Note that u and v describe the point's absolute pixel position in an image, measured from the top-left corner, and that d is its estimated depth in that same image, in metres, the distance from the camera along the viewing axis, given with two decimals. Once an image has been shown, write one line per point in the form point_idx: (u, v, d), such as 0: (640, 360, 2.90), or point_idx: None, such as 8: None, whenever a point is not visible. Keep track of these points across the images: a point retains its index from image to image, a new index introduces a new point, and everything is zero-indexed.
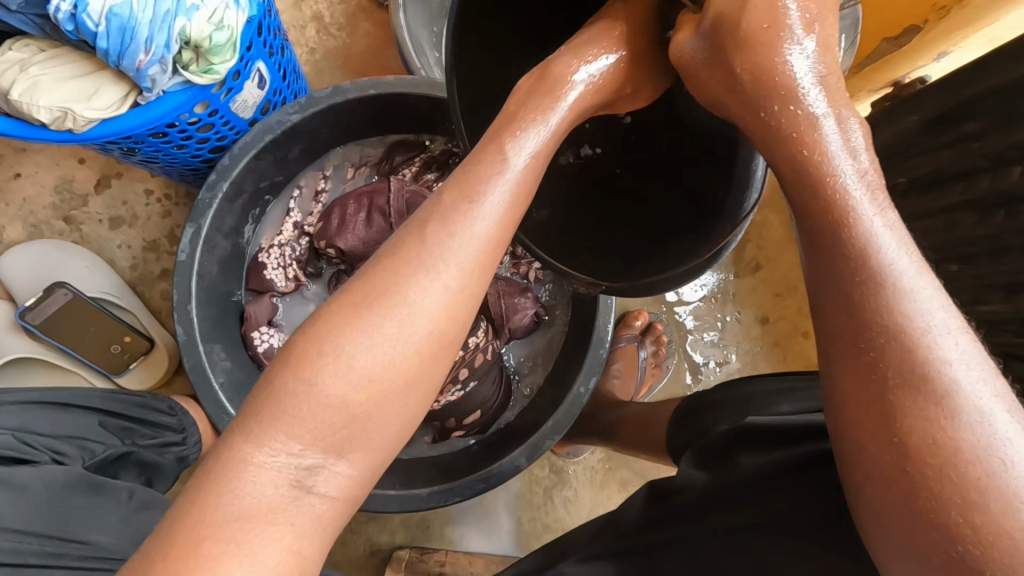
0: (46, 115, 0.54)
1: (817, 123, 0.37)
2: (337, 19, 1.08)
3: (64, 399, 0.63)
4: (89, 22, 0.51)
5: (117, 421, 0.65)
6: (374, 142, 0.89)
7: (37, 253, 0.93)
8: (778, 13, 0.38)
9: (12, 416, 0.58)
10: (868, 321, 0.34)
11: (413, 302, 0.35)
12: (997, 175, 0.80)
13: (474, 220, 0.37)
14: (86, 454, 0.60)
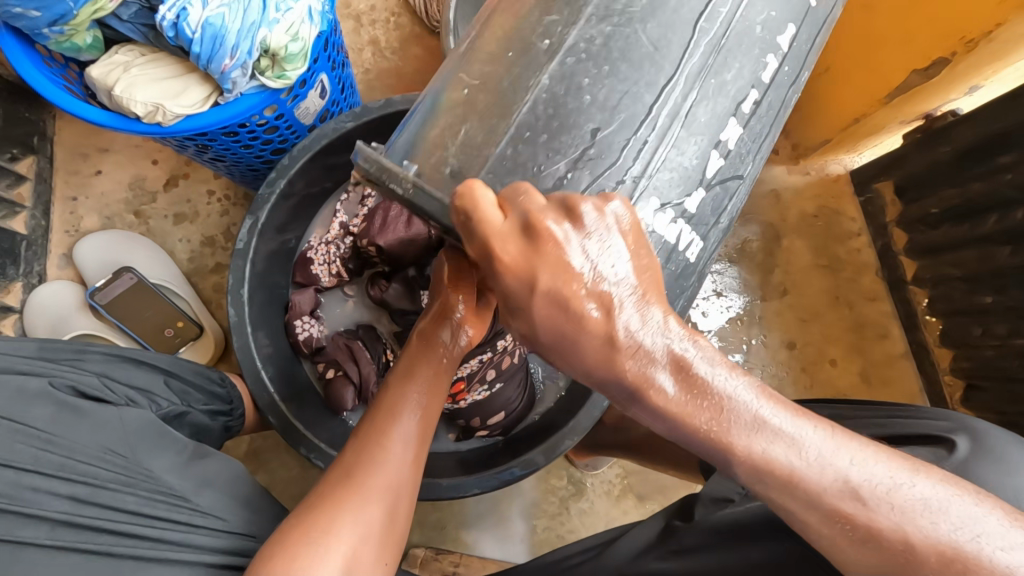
0: (140, 109, 0.62)
1: (621, 337, 0.40)
2: (391, 43, 1.17)
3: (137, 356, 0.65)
4: (187, 30, 0.59)
5: (178, 383, 0.67)
6: None
7: (110, 241, 1.02)
8: (556, 275, 0.39)
9: (94, 362, 0.62)
10: (745, 467, 0.39)
11: (370, 493, 0.50)
12: None
13: (398, 428, 0.54)
14: (153, 406, 0.62)
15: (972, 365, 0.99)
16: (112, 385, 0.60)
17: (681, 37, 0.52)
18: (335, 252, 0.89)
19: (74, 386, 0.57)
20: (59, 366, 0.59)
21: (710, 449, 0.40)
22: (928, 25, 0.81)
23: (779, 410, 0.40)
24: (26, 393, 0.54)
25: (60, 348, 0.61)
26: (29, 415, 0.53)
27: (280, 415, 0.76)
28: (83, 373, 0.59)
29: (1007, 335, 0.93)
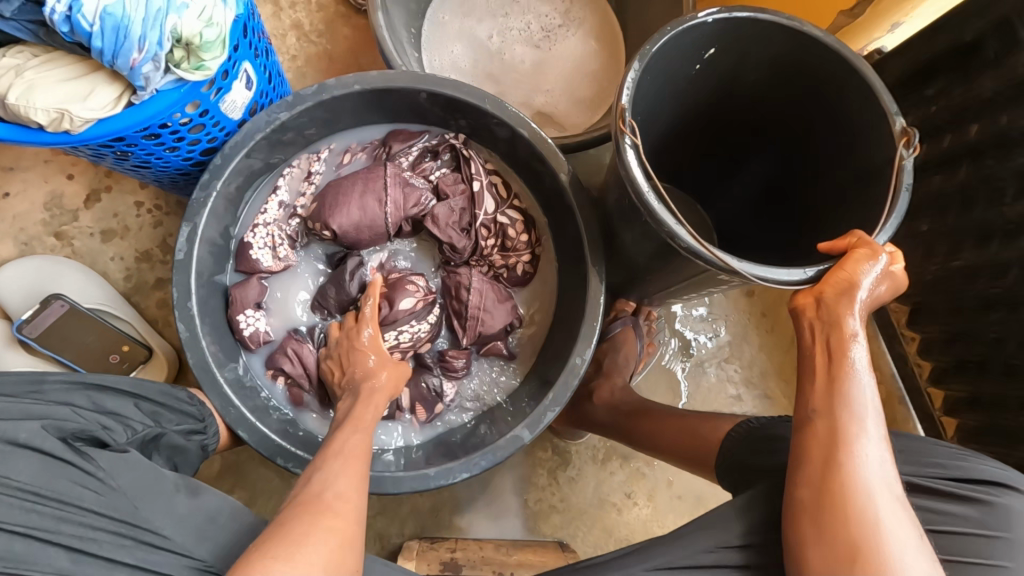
0: (43, 117, 0.56)
1: (851, 349, 0.58)
2: (316, 26, 1.11)
3: (100, 381, 0.60)
4: (83, 22, 0.52)
5: (149, 405, 0.63)
6: (376, 126, 0.89)
7: (32, 269, 0.94)
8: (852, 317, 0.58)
9: (55, 391, 0.56)
10: (835, 447, 0.56)
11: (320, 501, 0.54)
12: (958, 133, 0.89)
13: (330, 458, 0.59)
14: (128, 431, 0.58)
15: (914, 288, 1.04)
16: (83, 413, 0.56)
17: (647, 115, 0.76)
18: (286, 233, 0.84)
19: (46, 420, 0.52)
20: (25, 399, 0.53)
21: (855, 426, 0.56)
22: None
23: (874, 423, 0.56)
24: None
25: (17, 380, 0.55)
26: (4, 461, 0.48)
27: (251, 428, 0.72)
28: (53, 405, 0.54)
29: (944, 256, 0.97)
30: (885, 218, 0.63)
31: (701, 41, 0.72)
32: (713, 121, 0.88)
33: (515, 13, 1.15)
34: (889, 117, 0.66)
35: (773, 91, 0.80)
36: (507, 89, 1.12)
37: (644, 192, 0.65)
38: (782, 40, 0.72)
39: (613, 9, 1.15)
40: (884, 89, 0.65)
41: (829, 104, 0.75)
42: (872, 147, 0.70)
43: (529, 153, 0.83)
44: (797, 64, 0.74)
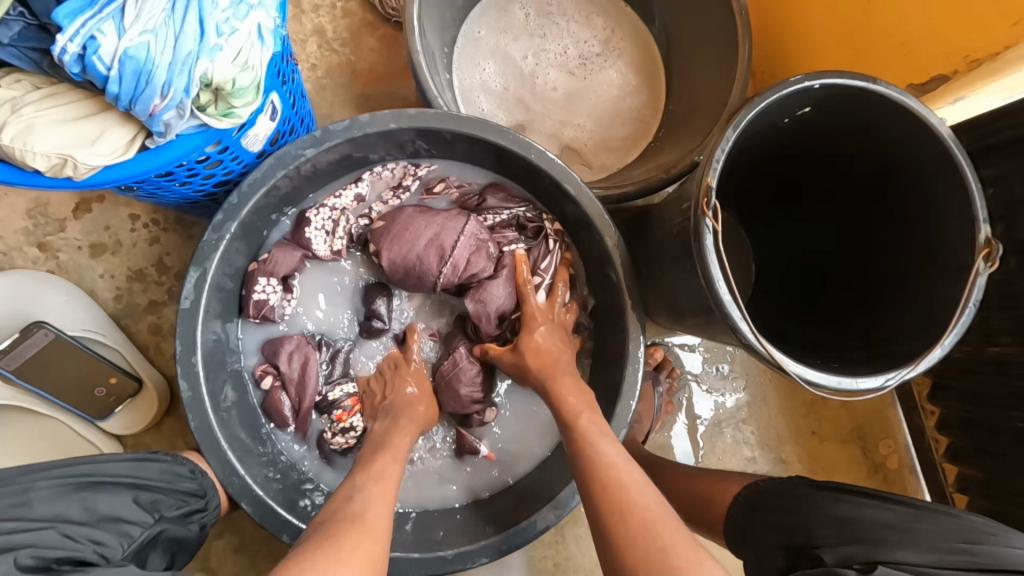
0: (42, 162, 0.48)
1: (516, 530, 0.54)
2: (339, 34, 1.02)
3: (91, 479, 0.55)
4: (100, 65, 0.44)
5: (148, 495, 0.58)
6: (479, 171, 0.82)
7: (11, 287, 0.85)
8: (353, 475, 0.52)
9: (42, 500, 0.52)
10: None
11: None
12: (1010, 224, 0.85)
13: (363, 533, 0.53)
14: (124, 541, 0.54)
15: (942, 364, 1.02)
16: (75, 532, 0.51)
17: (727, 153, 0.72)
18: (347, 231, 0.77)
19: (31, 553, 0.47)
20: (9, 526, 0.48)
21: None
22: (926, 33, 0.77)
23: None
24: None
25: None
26: None
27: (254, 500, 0.66)
28: (40, 526, 0.49)
29: (978, 341, 0.94)
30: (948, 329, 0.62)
31: (801, 98, 0.69)
32: (783, 172, 0.84)
33: (554, 35, 1.07)
34: (976, 223, 0.62)
35: (853, 157, 0.76)
36: (539, 119, 1.05)
37: (716, 277, 0.63)
38: (881, 113, 0.68)
39: (657, 42, 1.08)
40: (979, 194, 0.61)
41: (915, 188, 0.70)
42: (954, 247, 0.66)
43: (572, 209, 0.77)
44: (889, 139, 0.70)
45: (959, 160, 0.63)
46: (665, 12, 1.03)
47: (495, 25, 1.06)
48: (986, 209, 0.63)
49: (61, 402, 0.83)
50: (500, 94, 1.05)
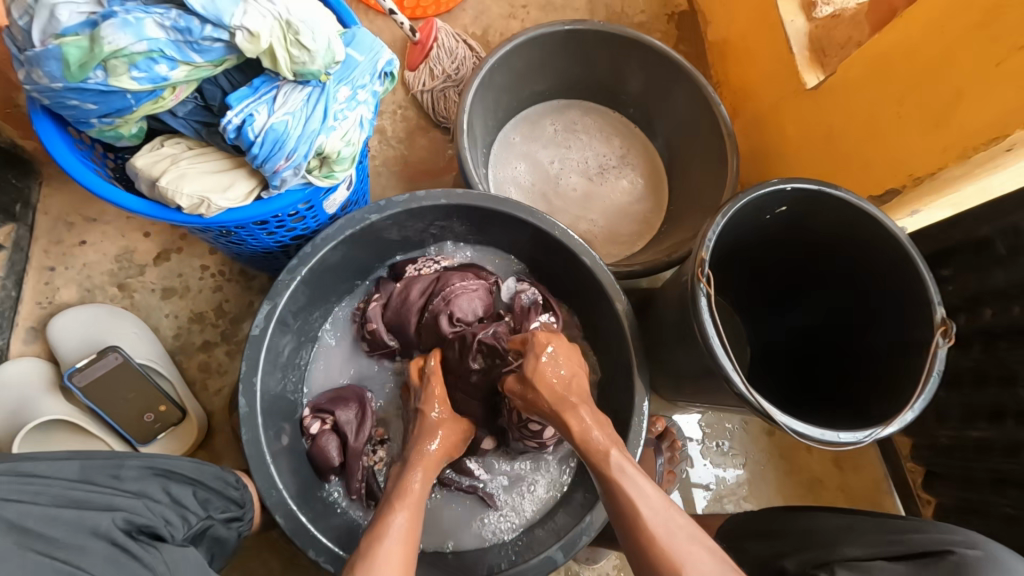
0: (186, 201, 0.62)
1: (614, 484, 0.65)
2: (397, 133, 1.23)
3: (167, 469, 0.64)
4: (251, 134, 0.60)
5: (202, 491, 0.67)
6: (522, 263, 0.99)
7: (91, 317, 0.97)
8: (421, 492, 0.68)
9: (129, 478, 0.61)
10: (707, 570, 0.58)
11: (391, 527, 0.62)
12: (974, 315, 0.96)
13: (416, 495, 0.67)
14: (185, 524, 0.62)
15: (931, 452, 1.07)
16: (153, 508, 0.59)
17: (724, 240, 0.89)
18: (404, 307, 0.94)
19: (124, 518, 0.56)
20: (106, 491, 0.58)
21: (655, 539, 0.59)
22: (880, 158, 0.94)
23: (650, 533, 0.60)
24: (80, 529, 0.53)
25: (100, 465, 0.61)
26: (80, 552, 0.51)
27: (288, 513, 0.72)
28: (127, 497, 0.58)
29: (961, 426, 1.01)
30: (917, 394, 0.73)
31: (778, 197, 0.84)
32: (769, 262, 0.98)
33: (575, 147, 1.28)
34: (932, 306, 0.76)
35: (825, 251, 0.90)
36: (558, 211, 1.23)
37: (711, 334, 0.74)
38: (843, 215, 0.83)
39: (660, 157, 1.28)
40: (930, 281, 0.75)
41: (881, 277, 0.85)
42: (919, 327, 0.79)
43: (589, 279, 0.90)
44: (861, 241, 0.84)
45: (915, 256, 0.77)
46: (667, 133, 1.24)
47: (528, 134, 1.27)
48: (938, 294, 0.77)
49: (113, 423, 0.90)
50: (526, 189, 1.23)
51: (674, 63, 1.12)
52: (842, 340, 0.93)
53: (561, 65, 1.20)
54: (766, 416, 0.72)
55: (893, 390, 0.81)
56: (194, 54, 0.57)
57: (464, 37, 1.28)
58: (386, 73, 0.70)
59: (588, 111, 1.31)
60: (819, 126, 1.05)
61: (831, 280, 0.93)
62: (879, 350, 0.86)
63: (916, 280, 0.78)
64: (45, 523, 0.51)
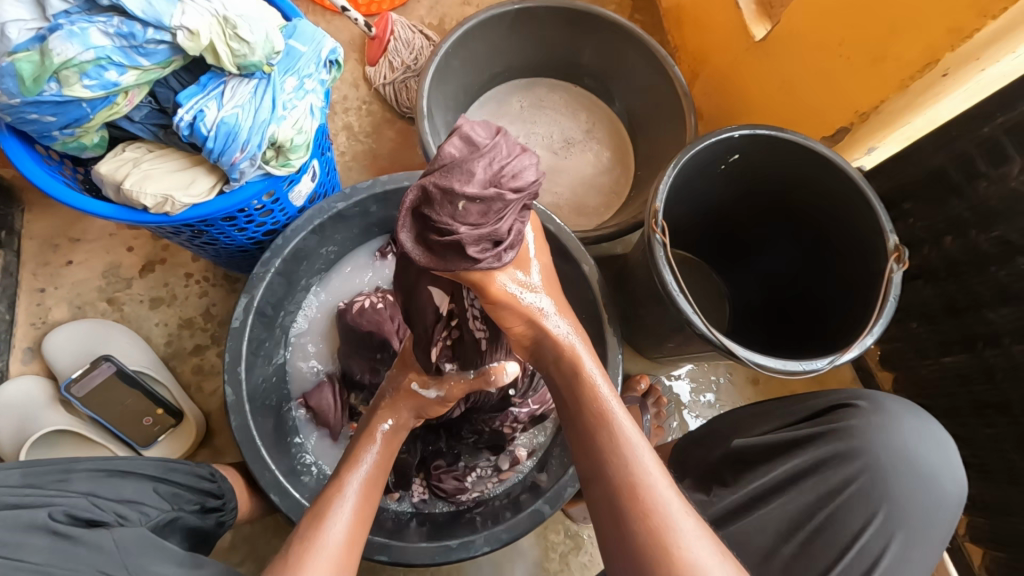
0: (150, 200, 0.66)
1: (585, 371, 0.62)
2: (364, 128, 1.27)
3: (122, 468, 0.68)
4: (203, 129, 0.63)
5: (168, 486, 0.71)
6: None
7: (83, 331, 1.00)
8: (388, 443, 0.68)
9: (81, 479, 0.65)
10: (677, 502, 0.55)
11: (352, 479, 0.62)
12: (935, 244, 0.98)
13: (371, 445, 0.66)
14: (143, 517, 0.65)
15: (912, 385, 1.10)
16: (101, 503, 0.62)
17: (683, 191, 0.91)
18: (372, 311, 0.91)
19: (64, 510, 0.58)
20: (51, 491, 0.61)
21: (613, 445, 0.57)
22: (831, 99, 0.96)
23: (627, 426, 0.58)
24: (18, 525, 0.54)
25: (46, 471, 0.64)
26: (18, 546, 0.53)
27: (282, 493, 0.75)
28: (71, 495, 0.61)
29: (937, 355, 1.03)
30: (876, 319, 0.75)
31: (729, 145, 0.85)
32: (733, 212, 1.00)
33: (539, 123, 1.31)
34: (885, 233, 0.78)
35: (786, 194, 0.92)
36: None
37: (669, 281, 0.77)
38: (797, 154, 0.85)
39: (623, 123, 1.31)
40: (881, 209, 0.77)
41: (841, 212, 0.86)
42: (877, 254, 0.81)
43: (556, 246, 0.93)
44: (818, 177, 0.86)
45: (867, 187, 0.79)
46: (628, 101, 1.26)
47: (492, 115, 1.29)
48: (890, 221, 0.79)
49: (113, 429, 0.94)
50: None
51: (624, 30, 1.14)
52: (810, 277, 0.96)
53: (517, 44, 1.22)
54: (727, 352, 0.75)
55: (856, 322, 0.84)
56: (140, 58, 0.60)
57: (420, 27, 1.31)
58: (332, 61, 0.73)
59: (552, 87, 1.33)
60: (771, 76, 1.07)
61: (794, 223, 0.95)
62: (847, 280, 0.88)
63: (869, 210, 0.80)
64: None
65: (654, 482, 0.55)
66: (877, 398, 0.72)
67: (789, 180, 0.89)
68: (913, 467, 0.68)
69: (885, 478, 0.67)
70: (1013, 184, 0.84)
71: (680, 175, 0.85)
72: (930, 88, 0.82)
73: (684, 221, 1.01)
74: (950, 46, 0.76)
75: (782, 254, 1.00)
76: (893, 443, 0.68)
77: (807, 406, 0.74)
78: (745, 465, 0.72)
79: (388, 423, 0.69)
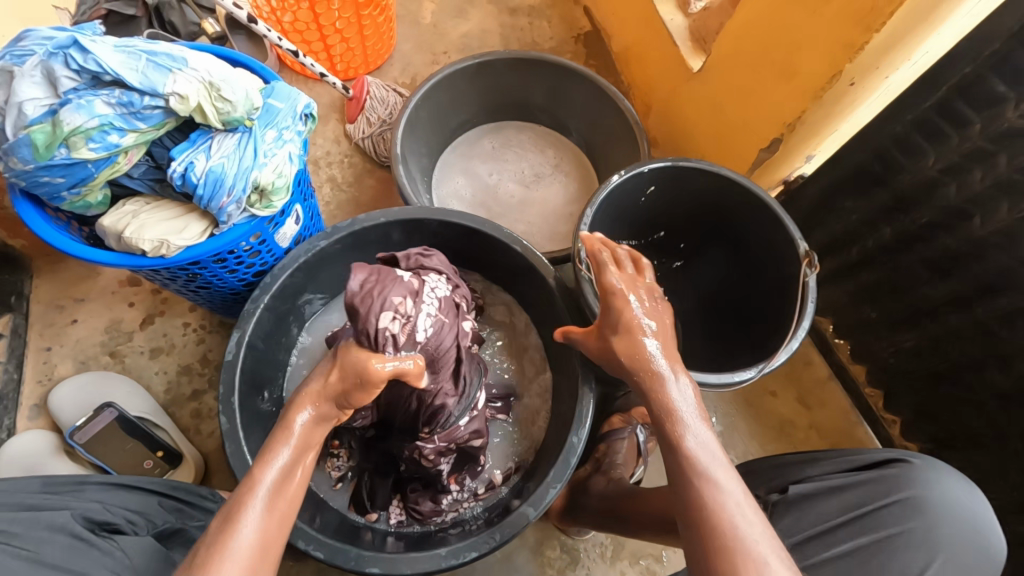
0: (148, 244, 0.73)
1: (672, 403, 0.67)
2: (347, 179, 1.37)
3: (131, 482, 0.73)
4: (193, 178, 0.72)
5: (173, 502, 0.74)
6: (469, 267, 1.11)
7: (87, 383, 1.06)
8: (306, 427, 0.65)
9: (92, 491, 0.70)
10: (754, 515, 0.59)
11: (266, 479, 0.59)
12: (875, 236, 1.06)
13: (288, 443, 0.63)
14: (149, 525, 0.69)
15: (881, 372, 1.14)
16: (111, 509, 0.68)
17: (629, 210, 1.00)
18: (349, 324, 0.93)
19: (81, 514, 0.64)
20: (66, 497, 0.67)
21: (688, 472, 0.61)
22: (761, 115, 1.06)
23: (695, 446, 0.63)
24: (37, 524, 0.60)
25: (63, 482, 0.70)
26: (38, 542, 0.59)
27: None
28: (85, 502, 0.66)
29: (896, 340, 1.09)
30: (799, 321, 0.82)
31: (643, 179, 0.94)
32: (662, 237, 1.08)
33: (508, 161, 1.41)
34: (794, 240, 0.86)
35: (704, 217, 1.01)
36: (498, 218, 1.34)
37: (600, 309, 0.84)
38: (706, 180, 0.94)
39: (585, 155, 1.41)
40: (791, 223, 0.85)
41: (754, 229, 0.94)
42: (789, 264, 0.89)
43: (524, 265, 1.00)
44: (730, 200, 0.95)
45: (779, 210, 0.87)
46: (586, 135, 1.38)
47: (464, 156, 1.41)
48: (798, 229, 0.87)
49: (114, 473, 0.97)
50: (467, 206, 1.36)
51: (574, 73, 1.27)
52: (734, 293, 1.03)
53: (481, 93, 1.35)
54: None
55: (777, 330, 0.90)
56: (138, 122, 0.70)
57: (393, 86, 1.44)
58: (307, 114, 0.83)
59: (518, 129, 1.45)
60: (709, 100, 1.18)
61: (714, 246, 1.04)
62: (765, 294, 0.95)
63: (778, 220, 0.89)
64: (11, 522, 0.60)
65: (729, 497, 0.59)
66: (930, 458, 0.75)
67: (706, 203, 0.98)
68: (969, 522, 0.71)
69: (941, 533, 0.70)
70: (930, 172, 0.93)
71: (607, 204, 0.94)
72: (841, 96, 0.91)
73: (619, 250, 1.10)
74: (847, 59, 0.86)
75: (707, 272, 1.08)
76: (948, 497, 0.71)
77: (859, 458, 0.77)
78: (800, 506, 0.74)
79: (308, 414, 0.65)
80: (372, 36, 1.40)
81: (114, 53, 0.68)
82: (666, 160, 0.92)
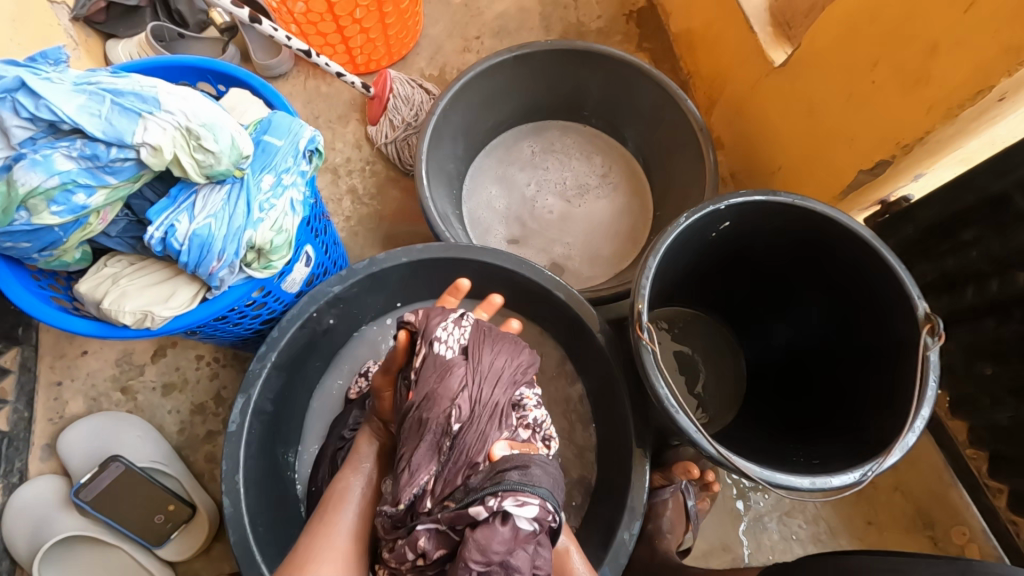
0: (129, 317, 0.63)
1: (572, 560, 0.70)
2: (368, 190, 1.24)
3: None
4: (175, 243, 0.60)
5: None
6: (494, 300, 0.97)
7: (97, 426, 0.99)
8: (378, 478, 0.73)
9: None
10: None
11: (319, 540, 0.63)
12: (1004, 280, 0.86)
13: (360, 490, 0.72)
14: None
15: (990, 435, 0.96)
16: None
17: (694, 249, 0.84)
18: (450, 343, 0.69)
19: None
20: None
21: None
22: (865, 130, 0.86)
23: None
24: None
25: None
26: None
27: None
28: None
29: (1017, 404, 0.90)
30: (915, 412, 0.65)
31: (718, 216, 0.77)
32: (735, 270, 0.91)
33: (547, 167, 1.25)
34: (912, 300, 0.68)
35: (794, 255, 0.83)
36: (535, 236, 1.19)
37: (665, 395, 0.67)
38: (795, 216, 0.76)
39: (637, 161, 1.23)
40: (907, 279, 0.67)
41: (861, 277, 0.75)
42: (905, 327, 0.71)
43: (565, 313, 0.86)
44: (827, 239, 0.76)
45: (892, 263, 0.69)
46: (640, 140, 1.19)
47: (499, 162, 1.25)
48: (918, 287, 0.69)
49: (124, 530, 0.91)
50: (501, 221, 1.20)
51: (631, 66, 1.07)
52: (832, 343, 0.86)
53: (518, 91, 1.17)
54: (739, 474, 0.65)
55: (884, 407, 0.73)
56: (109, 176, 0.58)
57: (420, 81, 1.28)
58: (312, 149, 0.69)
59: (563, 129, 1.27)
60: (796, 103, 0.98)
61: (808, 285, 0.86)
62: (874, 353, 0.77)
63: (889, 273, 0.70)
64: None
65: None
66: None
67: (794, 240, 0.81)
68: None
69: None
70: None
71: (672, 248, 0.78)
72: (984, 113, 0.71)
73: (685, 282, 0.95)
74: (1005, 71, 0.65)
75: (796, 312, 0.90)
76: None
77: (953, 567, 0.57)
78: None
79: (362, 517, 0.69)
80: (394, 24, 1.23)
81: (72, 95, 0.55)
82: (747, 195, 0.74)
